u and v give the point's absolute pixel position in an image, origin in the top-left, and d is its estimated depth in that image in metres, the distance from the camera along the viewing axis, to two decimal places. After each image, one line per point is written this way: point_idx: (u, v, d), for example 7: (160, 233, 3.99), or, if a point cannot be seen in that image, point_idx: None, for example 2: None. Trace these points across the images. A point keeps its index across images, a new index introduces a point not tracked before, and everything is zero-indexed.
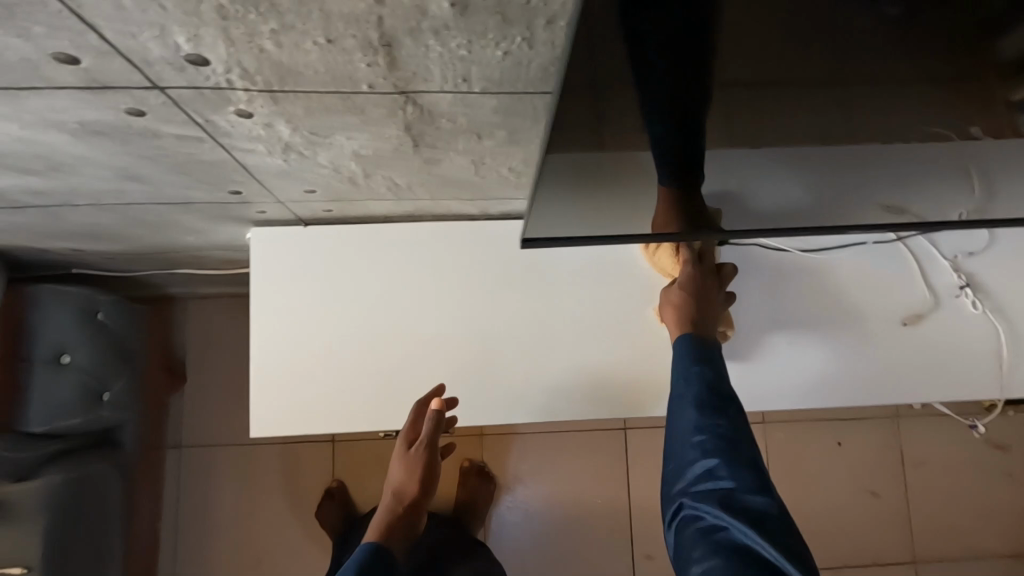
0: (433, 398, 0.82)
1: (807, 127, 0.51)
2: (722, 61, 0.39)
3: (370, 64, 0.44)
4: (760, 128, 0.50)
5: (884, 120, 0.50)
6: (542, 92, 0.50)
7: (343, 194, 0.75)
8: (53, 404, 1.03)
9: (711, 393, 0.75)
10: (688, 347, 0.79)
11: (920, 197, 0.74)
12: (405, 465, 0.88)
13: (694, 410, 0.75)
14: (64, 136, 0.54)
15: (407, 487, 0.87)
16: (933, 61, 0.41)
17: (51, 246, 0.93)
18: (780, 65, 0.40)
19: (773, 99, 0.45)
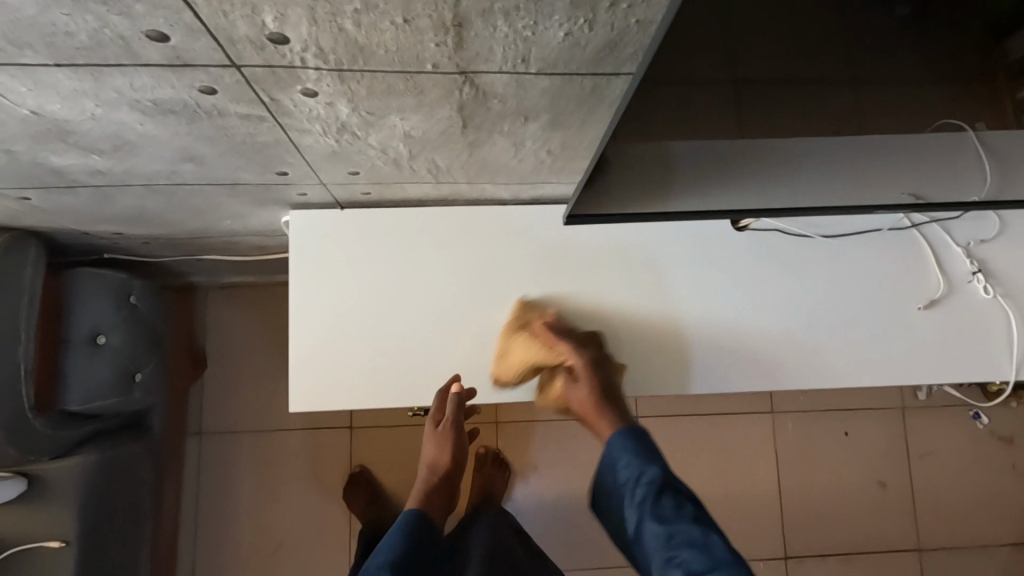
0: (453, 383, 0.88)
1: (825, 114, 0.54)
2: (774, 51, 0.42)
3: (439, 43, 0.47)
4: (791, 112, 0.53)
5: (894, 109, 0.54)
6: (593, 74, 0.53)
7: (384, 177, 0.78)
8: (90, 384, 1.05)
9: (664, 500, 0.77)
10: (626, 449, 0.81)
11: (935, 182, 0.77)
12: (436, 439, 0.92)
13: (654, 519, 0.76)
14: (136, 114, 0.57)
15: (441, 458, 0.92)
16: (941, 60, 0.45)
17: (93, 228, 0.96)
18: (816, 57, 0.44)
19: (798, 88, 0.49)
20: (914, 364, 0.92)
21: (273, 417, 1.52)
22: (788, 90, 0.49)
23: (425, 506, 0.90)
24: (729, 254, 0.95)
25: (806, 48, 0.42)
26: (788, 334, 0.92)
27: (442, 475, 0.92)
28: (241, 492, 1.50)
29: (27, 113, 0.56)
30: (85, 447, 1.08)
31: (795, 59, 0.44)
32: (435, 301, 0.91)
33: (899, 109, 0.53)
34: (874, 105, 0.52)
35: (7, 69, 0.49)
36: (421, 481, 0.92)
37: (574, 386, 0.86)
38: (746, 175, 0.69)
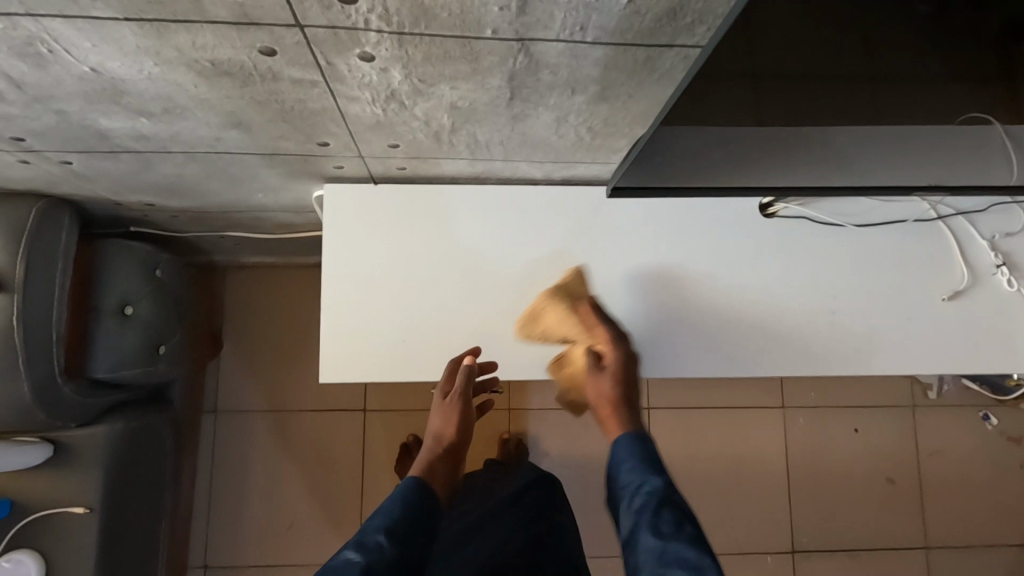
0: (467, 355, 0.88)
1: (831, 98, 0.55)
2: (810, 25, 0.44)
3: (502, 7, 0.48)
4: (815, 96, 0.55)
5: (908, 90, 0.54)
6: (647, 46, 0.54)
7: (423, 151, 0.79)
8: (119, 353, 1.06)
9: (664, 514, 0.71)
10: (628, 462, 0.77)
11: (957, 172, 0.78)
12: (442, 411, 0.89)
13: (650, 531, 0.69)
14: (192, 75, 0.58)
15: (447, 429, 0.88)
16: (958, 36, 0.46)
17: (126, 199, 0.98)
18: (826, 38, 0.45)
19: (811, 63, 0.49)
20: (934, 355, 0.93)
21: (290, 397, 1.53)
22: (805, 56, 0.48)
23: (429, 478, 0.82)
24: (754, 242, 0.96)
25: (824, 14, 0.42)
26: (810, 323, 0.93)
27: (447, 447, 0.87)
28: (255, 469, 1.51)
29: (86, 70, 0.57)
30: (111, 415, 1.09)
31: (810, 37, 0.45)
32: (463, 279, 0.91)
33: (902, 91, 0.55)
34: (883, 88, 0.54)
35: (75, 23, 0.50)
36: (425, 452, 0.86)
37: (598, 376, 0.85)
38: (781, 157, 0.70)
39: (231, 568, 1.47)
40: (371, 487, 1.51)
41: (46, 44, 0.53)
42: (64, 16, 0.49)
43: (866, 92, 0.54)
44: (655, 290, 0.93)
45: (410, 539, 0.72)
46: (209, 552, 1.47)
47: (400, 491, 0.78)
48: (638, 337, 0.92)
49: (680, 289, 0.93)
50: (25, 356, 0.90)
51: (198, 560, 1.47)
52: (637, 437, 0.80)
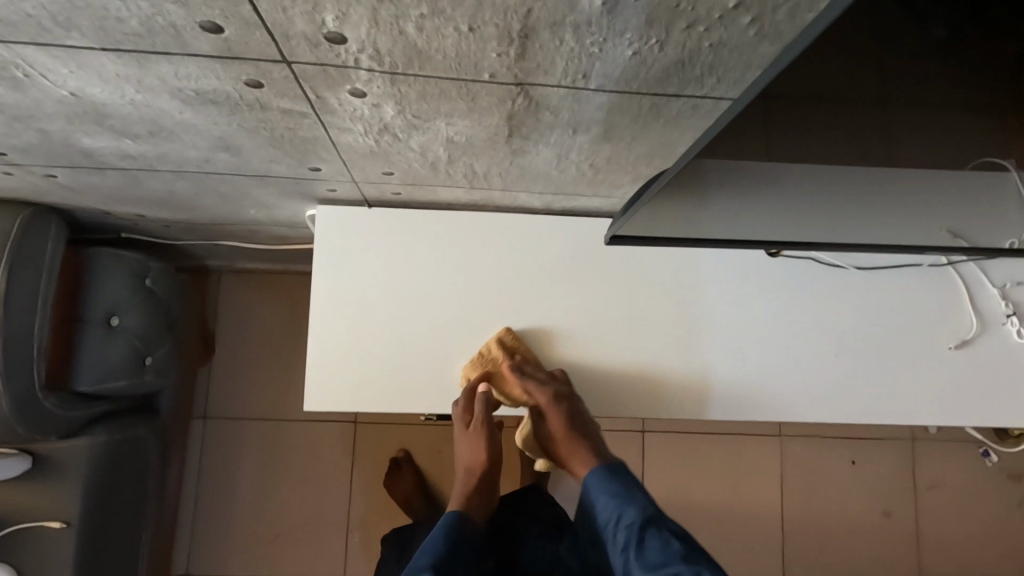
0: (479, 380, 0.85)
1: (828, 169, 0.52)
2: (813, 113, 0.40)
3: (500, 54, 0.45)
4: (809, 169, 0.51)
5: (905, 163, 0.51)
6: (652, 94, 0.51)
7: (419, 178, 0.76)
8: (104, 364, 1.04)
9: (647, 544, 0.72)
10: (603, 485, 0.79)
11: (974, 228, 0.73)
12: (468, 440, 0.86)
13: (640, 564, 0.71)
14: (177, 102, 0.56)
15: (477, 459, 0.85)
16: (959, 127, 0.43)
17: (115, 209, 0.95)
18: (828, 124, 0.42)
19: (808, 142, 0.46)
20: (938, 406, 0.90)
21: (280, 406, 1.51)
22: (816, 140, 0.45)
23: (467, 510, 0.85)
24: (758, 282, 0.93)
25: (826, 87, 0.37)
26: (812, 365, 0.90)
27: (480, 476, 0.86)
28: (242, 477, 1.49)
29: (65, 94, 0.54)
30: (94, 426, 1.07)
31: (811, 123, 0.42)
32: (459, 307, 0.89)
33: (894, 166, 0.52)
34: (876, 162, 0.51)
35: (51, 50, 0.47)
36: (459, 484, 0.87)
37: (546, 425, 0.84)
38: (785, 217, 0.68)
39: None
40: (359, 500, 1.48)
41: (22, 69, 0.50)
42: (39, 43, 0.46)
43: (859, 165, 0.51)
44: (654, 325, 0.91)
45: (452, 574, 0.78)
46: (193, 560, 1.45)
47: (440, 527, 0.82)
48: (633, 374, 0.89)
49: (678, 325, 0.91)
50: (5, 367, 0.88)
51: (181, 569, 1.45)
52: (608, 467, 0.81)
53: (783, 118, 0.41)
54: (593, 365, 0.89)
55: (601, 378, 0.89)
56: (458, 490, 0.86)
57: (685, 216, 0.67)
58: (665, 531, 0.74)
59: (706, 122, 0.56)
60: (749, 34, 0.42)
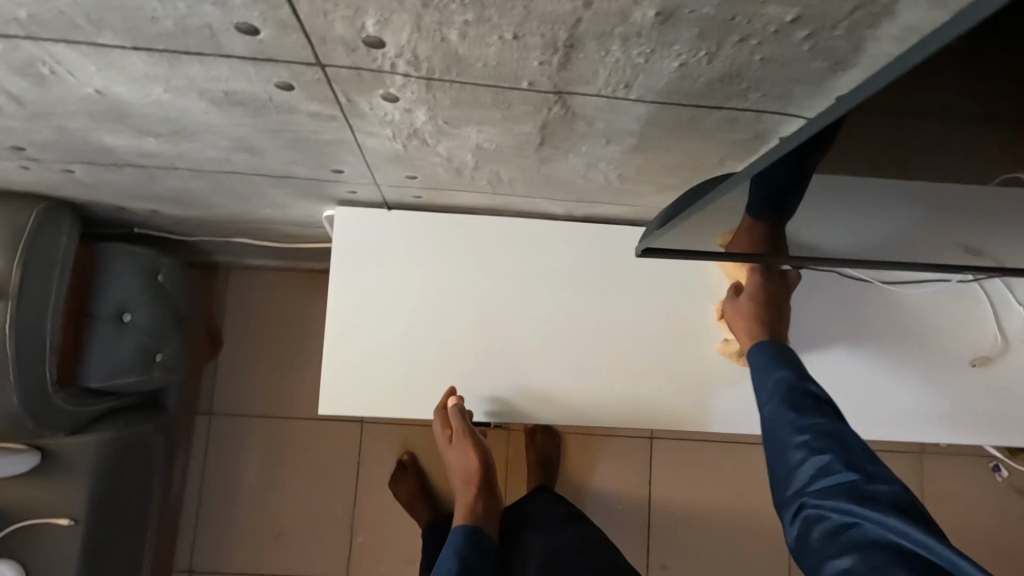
0: (449, 398, 0.85)
1: (864, 197, 0.50)
2: (865, 139, 0.39)
3: (542, 62, 0.44)
4: (847, 195, 0.50)
5: (942, 198, 0.49)
6: (693, 106, 0.50)
7: (441, 183, 0.75)
8: (114, 361, 1.03)
9: (799, 395, 0.74)
10: (757, 357, 0.79)
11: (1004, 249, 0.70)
12: (456, 451, 0.90)
13: (791, 413, 0.73)
14: (203, 103, 0.54)
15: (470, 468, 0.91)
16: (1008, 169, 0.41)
17: (129, 204, 0.94)
18: (877, 151, 0.40)
19: (850, 168, 0.44)
20: (959, 424, 0.89)
21: (287, 405, 1.50)
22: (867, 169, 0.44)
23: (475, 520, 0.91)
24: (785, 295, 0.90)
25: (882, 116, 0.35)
26: (838, 382, 0.90)
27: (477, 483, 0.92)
28: (246, 474, 1.48)
29: (90, 91, 0.53)
30: (102, 423, 1.06)
31: (860, 148, 0.40)
32: (476, 313, 0.88)
33: (930, 199, 0.50)
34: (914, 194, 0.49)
35: (80, 47, 0.46)
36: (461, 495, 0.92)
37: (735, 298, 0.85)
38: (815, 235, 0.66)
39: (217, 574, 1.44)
40: (364, 501, 1.47)
41: (48, 65, 0.49)
42: (68, 40, 0.45)
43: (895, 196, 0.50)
44: (673, 336, 0.89)
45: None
46: (196, 557, 1.45)
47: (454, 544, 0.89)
48: (651, 386, 0.87)
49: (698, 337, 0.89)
50: (15, 364, 0.87)
51: (184, 565, 1.45)
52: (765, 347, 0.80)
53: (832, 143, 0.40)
54: (610, 376, 0.88)
55: (620, 390, 0.87)
56: (462, 503, 0.92)
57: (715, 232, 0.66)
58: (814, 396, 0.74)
59: (744, 135, 0.55)
60: (801, 49, 0.41)
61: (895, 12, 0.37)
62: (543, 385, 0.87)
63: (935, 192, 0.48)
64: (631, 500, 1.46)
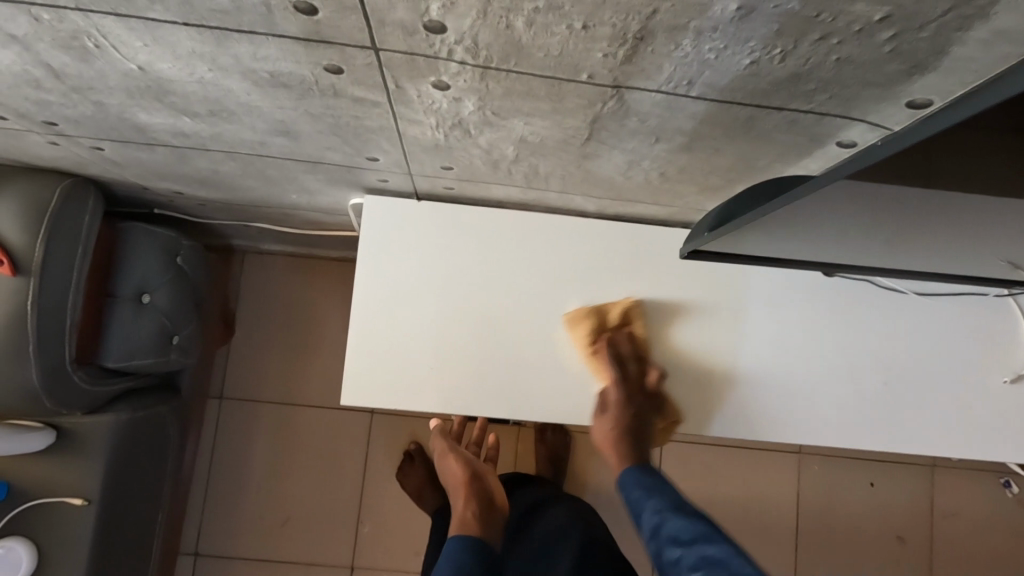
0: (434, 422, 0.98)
1: (918, 208, 0.49)
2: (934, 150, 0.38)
3: (607, 54, 0.42)
4: (903, 204, 0.49)
5: (1004, 215, 0.48)
6: (754, 106, 0.48)
7: (476, 175, 0.73)
8: (132, 342, 1.02)
9: (678, 521, 0.73)
10: (639, 480, 0.79)
11: None
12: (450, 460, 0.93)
13: (674, 545, 0.71)
14: (248, 83, 0.53)
15: (456, 474, 0.91)
16: None
17: (154, 185, 0.93)
18: (945, 161, 0.39)
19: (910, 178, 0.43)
20: (992, 441, 0.86)
21: (299, 391, 1.50)
22: (935, 177, 0.43)
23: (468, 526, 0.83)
24: (817, 301, 0.89)
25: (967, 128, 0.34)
26: (770, 374, 0.86)
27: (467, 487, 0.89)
28: (253, 462, 1.47)
29: (133, 68, 0.52)
30: (117, 403, 1.05)
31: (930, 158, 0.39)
32: (499, 312, 0.86)
33: (990, 215, 0.48)
34: (971, 210, 0.48)
35: (129, 21, 0.45)
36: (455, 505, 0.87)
37: (600, 418, 0.83)
38: (858, 245, 0.64)
39: (224, 558, 1.44)
40: (371, 493, 1.47)
41: (94, 39, 0.48)
42: (118, 13, 0.44)
43: (946, 211, 0.49)
44: (686, 339, 0.87)
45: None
46: (202, 539, 1.45)
47: (447, 554, 0.79)
48: (667, 394, 0.85)
49: (714, 345, 0.87)
50: (35, 341, 0.86)
51: (189, 548, 1.44)
52: (641, 467, 0.80)
53: (903, 155, 0.39)
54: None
55: (646, 390, 0.86)
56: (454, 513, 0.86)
57: (755, 242, 0.65)
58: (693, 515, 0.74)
59: (799, 138, 0.53)
60: (882, 50, 0.39)
61: (990, 15, 0.36)
62: (560, 390, 0.85)
63: (995, 211, 0.47)
64: None
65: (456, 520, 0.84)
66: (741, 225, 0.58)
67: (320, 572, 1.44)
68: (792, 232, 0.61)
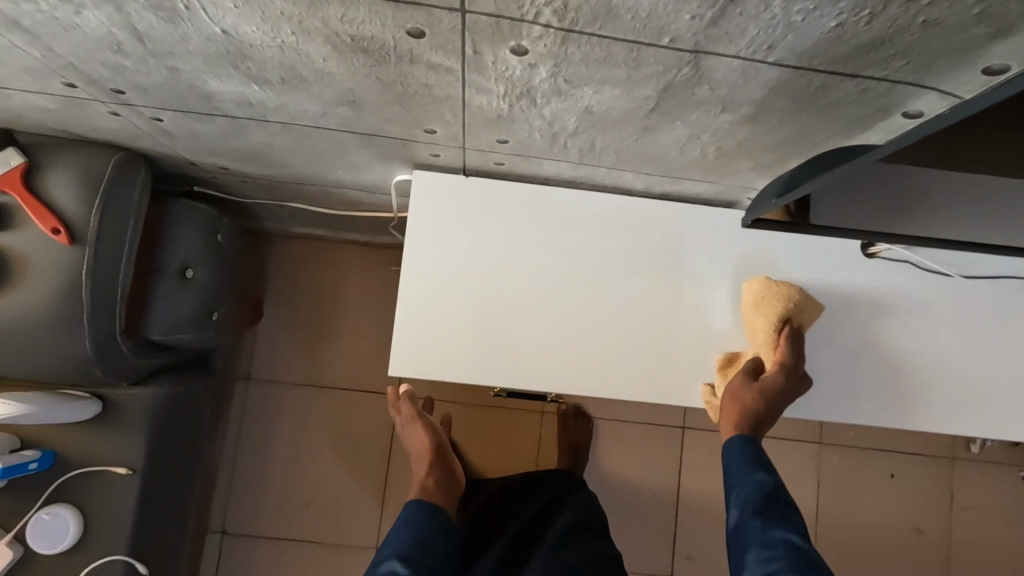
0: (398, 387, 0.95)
1: (978, 175, 0.51)
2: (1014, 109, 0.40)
3: (694, 16, 0.44)
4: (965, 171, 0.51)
5: None
6: (829, 73, 0.49)
7: (530, 150, 0.75)
8: (175, 316, 1.03)
9: (772, 506, 0.78)
10: (742, 452, 0.81)
11: None
12: (413, 430, 0.91)
13: (756, 518, 0.77)
14: (327, 48, 0.55)
15: (419, 447, 0.90)
16: None
17: (202, 159, 0.95)
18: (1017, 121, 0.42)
19: (975, 140, 0.46)
20: None
21: (325, 373, 1.51)
22: (1000, 140, 0.45)
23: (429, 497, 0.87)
24: (858, 282, 0.89)
25: None
26: (813, 353, 0.87)
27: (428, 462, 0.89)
28: (280, 443, 1.49)
29: (217, 31, 0.53)
30: (159, 377, 1.07)
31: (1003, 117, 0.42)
32: (543, 290, 0.87)
33: None
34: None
35: None
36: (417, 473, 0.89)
37: (747, 387, 0.82)
38: (909, 222, 0.65)
39: (250, 536, 1.46)
40: (394, 478, 1.48)
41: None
42: None
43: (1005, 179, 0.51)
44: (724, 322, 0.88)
45: (422, 562, 0.80)
46: (229, 518, 1.46)
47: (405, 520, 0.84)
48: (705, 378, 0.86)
49: None
50: (88, 312, 0.88)
51: (217, 526, 1.46)
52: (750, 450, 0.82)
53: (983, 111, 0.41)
54: (671, 360, 0.86)
55: (685, 367, 0.86)
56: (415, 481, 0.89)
57: (812, 215, 0.65)
58: (784, 505, 0.79)
59: (866, 109, 0.55)
60: (970, 13, 0.41)
61: None
62: (603, 365, 0.86)
63: None
64: (660, 490, 1.48)
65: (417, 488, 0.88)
66: (803, 195, 0.59)
67: (342, 553, 1.46)
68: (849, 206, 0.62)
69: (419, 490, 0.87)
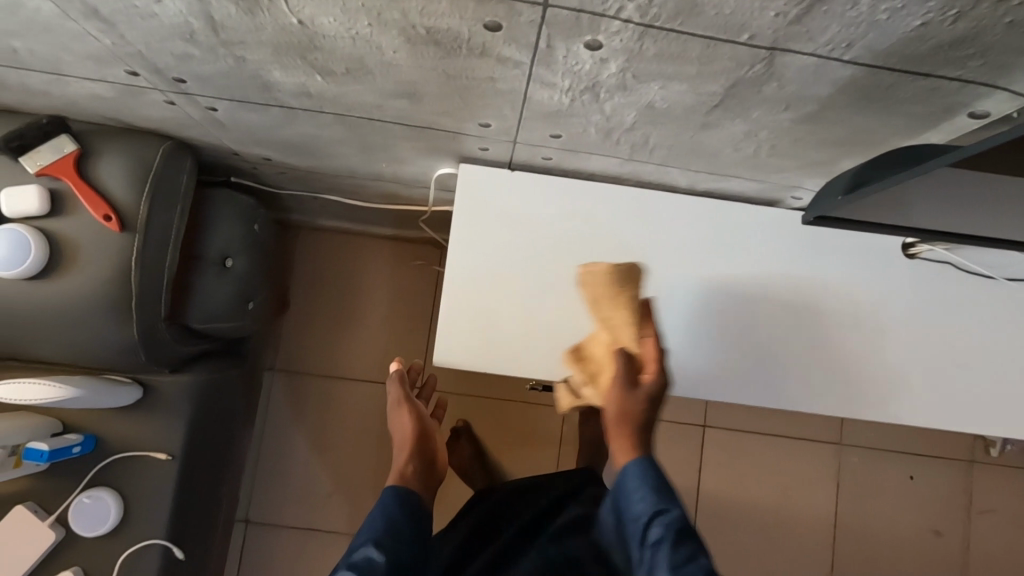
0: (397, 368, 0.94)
1: None
2: None
3: (779, 13, 0.45)
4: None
5: None
6: (902, 72, 0.50)
7: (581, 145, 0.75)
8: (214, 304, 1.04)
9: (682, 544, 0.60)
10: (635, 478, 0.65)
11: None
12: (400, 414, 0.89)
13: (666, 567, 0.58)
14: (400, 40, 0.55)
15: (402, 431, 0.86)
16: None
17: (247, 150, 0.96)
18: None
19: None
20: None
21: (349, 365, 1.52)
22: None
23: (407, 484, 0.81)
24: (896, 282, 0.90)
25: None
26: (851, 353, 0.88)
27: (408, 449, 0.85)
28: (304, 433, 1.50)
29: (293, 22, 0.54)
30: (196, 364, 1.08)
31: None
32: None
33: None
34: None
35: None
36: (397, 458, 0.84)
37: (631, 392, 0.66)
38: (960, 223, 0.66)
39: (273, 526, 1.47)
40: None
41: None
42: None
43: None
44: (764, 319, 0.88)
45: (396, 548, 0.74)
46: (253, 507, 1.47)
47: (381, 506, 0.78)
48: (744, 374, 0.87)
49: (795, 321, 0.88)
50: (136, 298, 0.88)
51: (241, 514, 1.47)
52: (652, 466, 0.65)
53: None
54: (696, 360, 0.87)
55: (725, 364, 0.87)
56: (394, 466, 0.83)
57: (869, 215, 0.66)
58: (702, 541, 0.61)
59: (932, 109, 0.55)
60: None
61: None
62: None
63: None
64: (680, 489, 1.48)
65: (394, 473, 0.82)
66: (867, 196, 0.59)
67: None
68: (908, 206, 0.62)
69: (397, 476, 0.81)
